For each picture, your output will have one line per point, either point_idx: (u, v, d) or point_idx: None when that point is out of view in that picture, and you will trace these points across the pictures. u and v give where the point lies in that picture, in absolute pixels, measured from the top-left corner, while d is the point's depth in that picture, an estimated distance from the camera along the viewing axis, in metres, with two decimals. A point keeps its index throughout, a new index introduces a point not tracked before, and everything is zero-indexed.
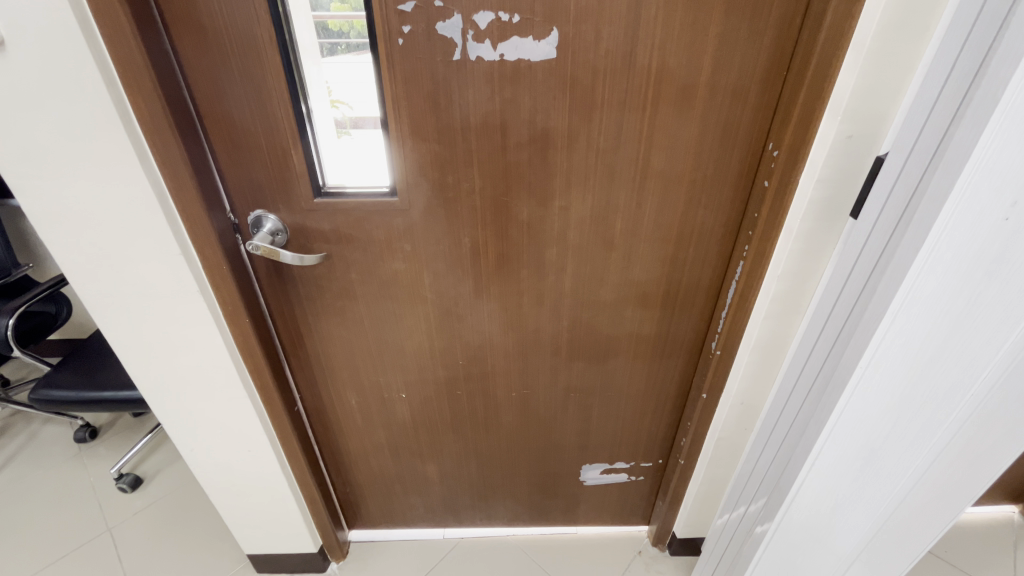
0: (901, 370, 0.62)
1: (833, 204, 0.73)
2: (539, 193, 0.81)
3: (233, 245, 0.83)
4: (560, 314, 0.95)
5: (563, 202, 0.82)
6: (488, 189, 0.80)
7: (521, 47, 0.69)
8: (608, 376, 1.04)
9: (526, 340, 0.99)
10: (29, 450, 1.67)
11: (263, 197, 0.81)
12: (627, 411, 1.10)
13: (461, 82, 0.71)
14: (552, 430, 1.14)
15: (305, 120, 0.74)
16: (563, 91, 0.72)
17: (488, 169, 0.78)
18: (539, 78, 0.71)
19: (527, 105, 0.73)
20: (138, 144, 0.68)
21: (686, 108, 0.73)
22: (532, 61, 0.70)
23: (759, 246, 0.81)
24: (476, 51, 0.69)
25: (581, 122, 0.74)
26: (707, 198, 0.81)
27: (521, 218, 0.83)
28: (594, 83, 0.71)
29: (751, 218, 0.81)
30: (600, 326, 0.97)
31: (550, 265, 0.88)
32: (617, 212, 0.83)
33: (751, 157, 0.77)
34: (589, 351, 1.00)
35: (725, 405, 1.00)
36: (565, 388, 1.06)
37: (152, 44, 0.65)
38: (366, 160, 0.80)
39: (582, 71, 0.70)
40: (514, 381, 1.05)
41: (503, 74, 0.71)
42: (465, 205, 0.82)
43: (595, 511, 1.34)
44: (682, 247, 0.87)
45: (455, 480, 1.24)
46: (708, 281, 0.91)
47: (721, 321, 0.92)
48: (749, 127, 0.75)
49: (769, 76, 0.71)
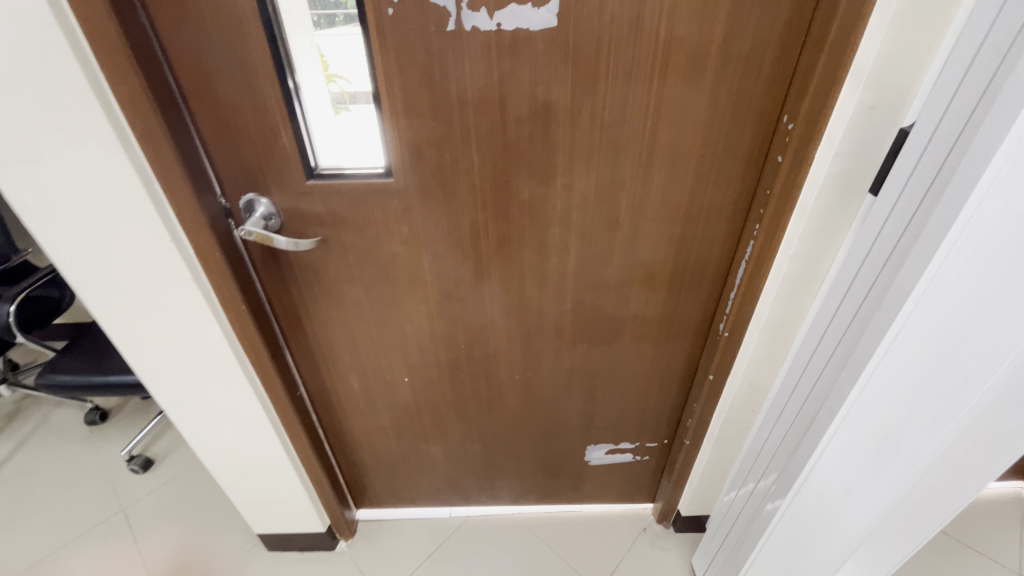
0: (921, 358, 0.60)
1: (850, 180, 0.69)
2: (540, 170, 0.77)
3: (226, 230, 0.80)
4: (564, 296, 0.92)
5: (566, 180, 0.78)
6: (488, 169, 0.77)
7: (519, 15, 0.64)
8: (613, 357, 1.02)
9: (529, 322, 0.97)
10: (42, 433, 1.69)
11: (254, 179, 0.78)
12: (631, 392, 1.09)
13: (457, 54, 0.67)
14: (557, 411, 1.13)
15: (294, 99, 0.71)
16: (565, 63, 0.67)
17: (487, 146, 0.75)
18: (540, 49, 0.66)
19: (527, 77, 0.69)
20: (119, 126, 0.65)
21: (695, 79, 0.69)
22: (531, 30, 0.65)
23: (771, 222, 0.78)
24: (472, 21, 0.64)
25: (584, 95, 0.70)
26: (716, 175, 0.78)
27: (522, 199, 0.80)
28: (598, 52, 0.67)
29: (763, 194, 0.78)
30: (605, 307, 0.94)
31: (553, 247, 0.86)
32: (622, 191, 0.79)
33: (764, 130, 0.73)
34: (593, 333, 0.98)
35: (732, 386, 0.98)
36: (570, 370, 1.05)
37: (128, 20, 0.61)
38: (359, 139, 0.76)
39: (584, 41, 0.66)
40: (518, 363, 1.04)
41: (500, 45, 0.66)
42: (463, 185, 0.79)
43: (600, 490, 1.34)
44: (690, 225, 0.83)
45: (459, 460, 1.24)
46: (717, 261, 0.88)
47: (728, 302, 0.90)
48: (762, 99, 0.70)
49: (786, 43, 0.66)
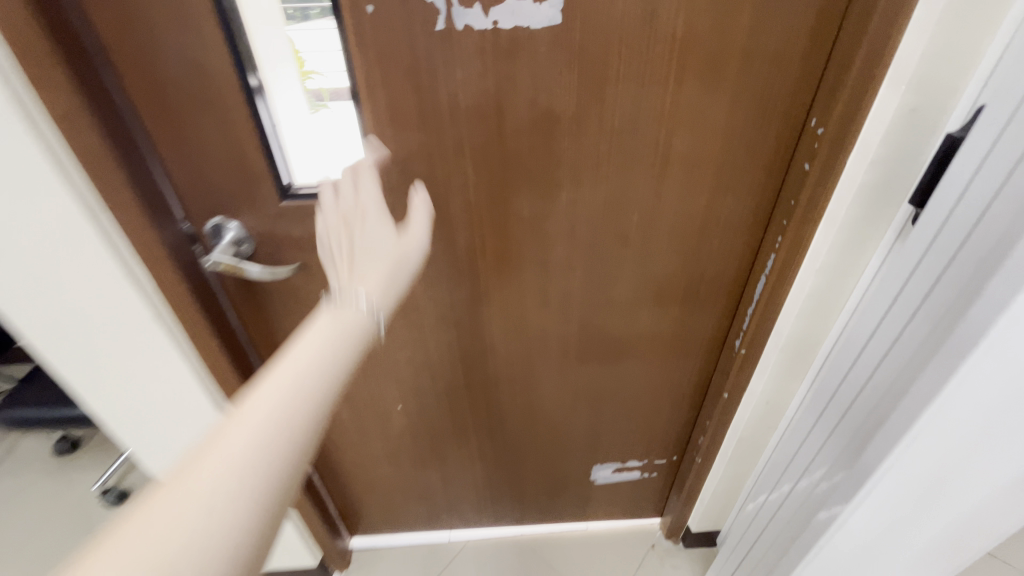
0: (976, 407, 0.52)
1: (884, 190, 0.63)
2: (543, 184, 0.69)
3: (191, 259, 0.71)
4: (569, 316, 0.85)
5: (571, 194, 0.70)
6: (484, 184, 0.69)
7: (518, 11, 0.56)
8: (622, 377, 0.96)
9: (531, 344, 0.89)
10: (5, 466, 1.57)
11: (221, 202, 0.69)
12: (640, 411, 1.03)
13: (447, 57, 0.59)
14: (561, 433, 1.06)
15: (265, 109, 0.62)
16: (569, 66, 0.60)
17: (483, 159, 0.67)
18: (542, 50, 0.58)
19: (527, 82, 0.61)
20: (55, 152, 0.55)
21: (714, 81, 0.62)
22: (532, 29, 0.57)
23: (794, 235, 0.71)
24: (464, 19, 0.56)
25: (591, 101, 0.62)
26: (735, 185, 0.71)
27: (523, 215, 0.72)
28: (607, 53, 0.59)
29: (786, 205, 0.71)
30: (613, 326, 0.87)
31: (557, 265, 0.78)
32: (632, 204, 0.72)
33: (788, 136, 0.66)
34: (600, 353, 0.91)
35: (748, 403, 0.93)
36: (575, 391, 0.98)
37: (59, 24, 0.51)
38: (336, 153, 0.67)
39: (592, 40, 0.58)
40: (519, 386, 0.97)
41: (497, 47, 0.58)
42: (457, 202, 0.71)
43: (606, 509, 1.28)
44: (705, 238, 0.76)
45: (458, 485, 1.17)
46: (733, 275, 0.81)
47: (745, 319, 0.84)
48: (787, 101, 0.64)
49: (816, 39, 0.59)
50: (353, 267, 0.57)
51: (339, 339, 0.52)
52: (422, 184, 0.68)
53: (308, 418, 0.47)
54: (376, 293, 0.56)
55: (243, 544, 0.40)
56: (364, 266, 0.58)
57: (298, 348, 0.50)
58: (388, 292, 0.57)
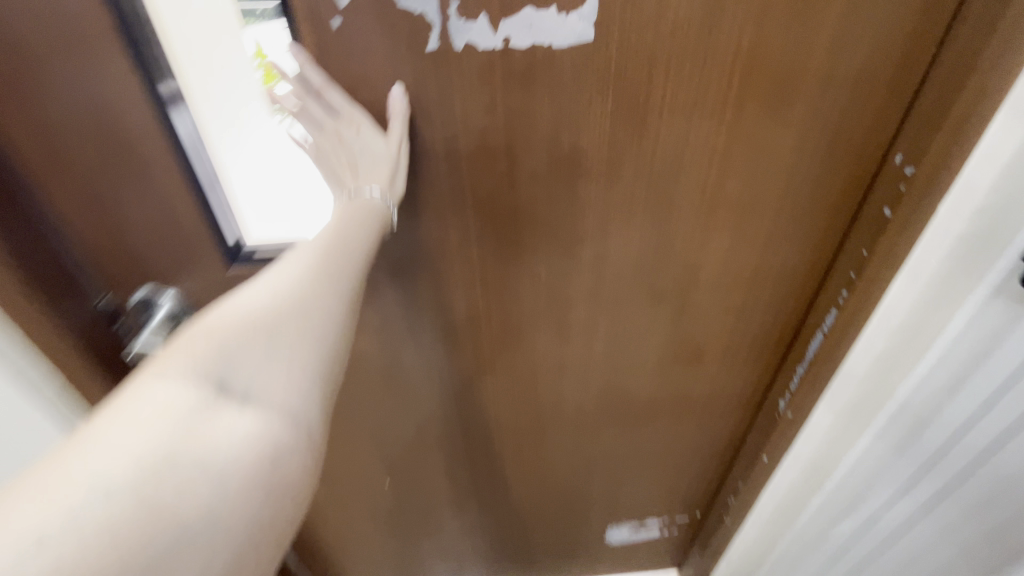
0: None
1: (985, 238, 0.50)
2: (562, 237, 0.56)
3: (115, 342, 0.56)
4: (589, 378, 0.72)
5: (597, 248, 0.57)
6: (490, 239, 0.55)
7: (537, 26, 0.42)
8: (645, 439, 0.83)
9: (543, 410, 0.76)
10: None
11: (151, 270, 0.53)
12: (663, 472, 0.90)
13: (442, 86, 0.44)
14: (574, 498, 0.93)
15: (208, 161, 0.48)
16: (601, 95, 0.46)
17: (488, 211, 0.53)
18: (566, 75, 0.45)
19: (546, 116, 0.47)
20: None
21: (781, 110, 0.49)
22: (554, 49, 0.43)
23: (864, 292, 0.58)
24: (464, 36, 0.42)
25: (627, 137, 0.49)
26: (793, 232, 0.58)
27: (537, 273, 0.59)
28: (650, 77, 0.46)
29: (854, 255, 0.59)
30: (638, 387, 0.75)
31: (576, 326, 0.65)
32: (669, 256, 0.59)
33: (861, 174, 0.54)
34: (622, 415, 0.79)
35: (789, 467, 0.80)
36: (591, 455, 0.85)
37: None
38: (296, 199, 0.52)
39: (632, 61, 0.44)
40: (527, 453, 0.83)
41: (508, 72, 0.44)
42: (455, 261, 0.57)
43: (620, 566, 1.15)
44: (753, 291, 0.64)
45: (456, 556, 1.03)
46: (780, 330, 0.69)
47: (795, 377, 0.71)
48: (865, 134, 0.51)
49: (909, 59, 0.47)
50: (359, 132, 0.43)
51: (356, 217, 0.42)
52: (401, 84, 0.44)
53: (346, 255, 0.41)
54: (386, 184, 0.44)
55: (301, 411, 0.36)
56: (370, 141, 0.43)
57: (327, 211, 0.43)
58: (400, 166, 0.45)
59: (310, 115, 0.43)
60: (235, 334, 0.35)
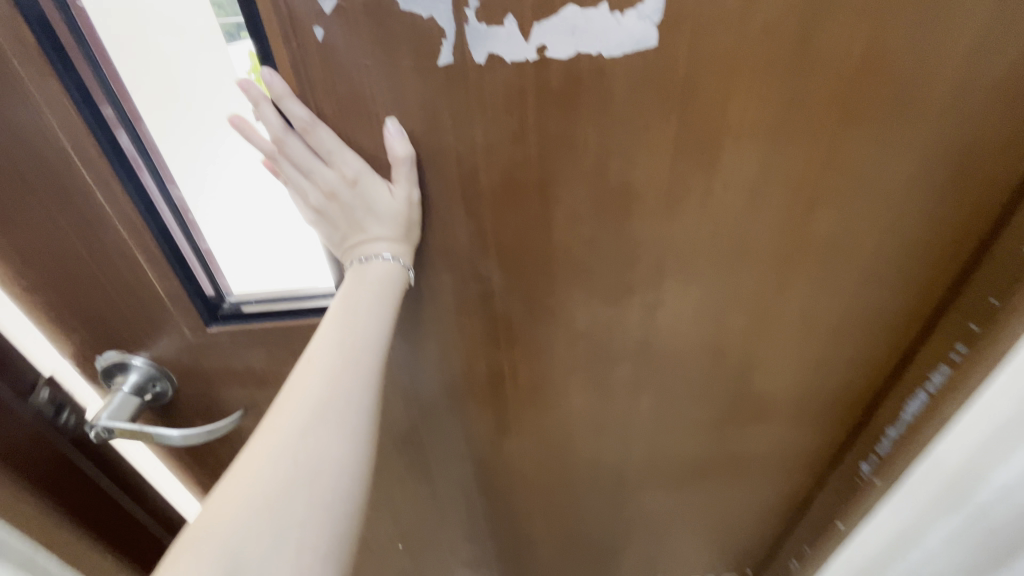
0: None
1: None
2: (607, 287, 0.46)
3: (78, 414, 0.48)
4: (631, 438, 0.62)
5: (647, 298, 0.47)
6: (518, 291, 0.45)
7: (583, 30, 0.32)
8: (694, 500, 0.72)
9: (577, 472, 0.66)
10: None
11: (114, 333, 0.45)
12: (712, 534, 0.79)
13: (459, 111, 0.35)
14: (609, 559, 0.83)
15: (172, 190, 0.39)
16: (663, 117, 0.36)
17: (517, 259, 0.43)
18: (619, 93, 0.35)
19: (592, 145, 0.37)
20: None
21: (895, 132, 0.38)
22: (605, 59, 0.33)
23: (988, 349, 0.47)
24: (487, 45, 0.32)
25: (693, 169, 0.39)
26: (894, 277, 0.47)
27: (574, 327, 0.49)
28: (727, 94, 0.35)
29: (981, 304, 0.48)
30: (689, 447, 0.64)
31: (619, 384, 0.55)
32: (736, 306, 0.48)
33: (991, 207, 0.43)
34: (667, 476, 0.68)
35: (870, 543, 0.64)
36: (631, 516, 0.75)
37: None
38: (291, 238, 0.45)
39: (705, 73, 0.34)
40: (558, 515, 0.73)
41: (544, 90, 0.34)
42: (476, 316, 0.47)
43: None
44: (836, 344, 0.53)
45: None
46: (866, 387, 0.57)
47: (885, 441, 0.60)
48: (1003, 158, 0.40)
49: None
50: (359, 187, 0.35)
51: (365, 299, 0.37)
52: (395, 120, 0.34)
53: (362, 361, 0.36)
54: (398, 241, 0.38)
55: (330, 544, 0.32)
56: (373, 197, 0.36)
57: (330, 312, 0.37)
58: (413, 221, 0.38)
59: (296, 163, 0.34)
60: (246, 505, 0.31)
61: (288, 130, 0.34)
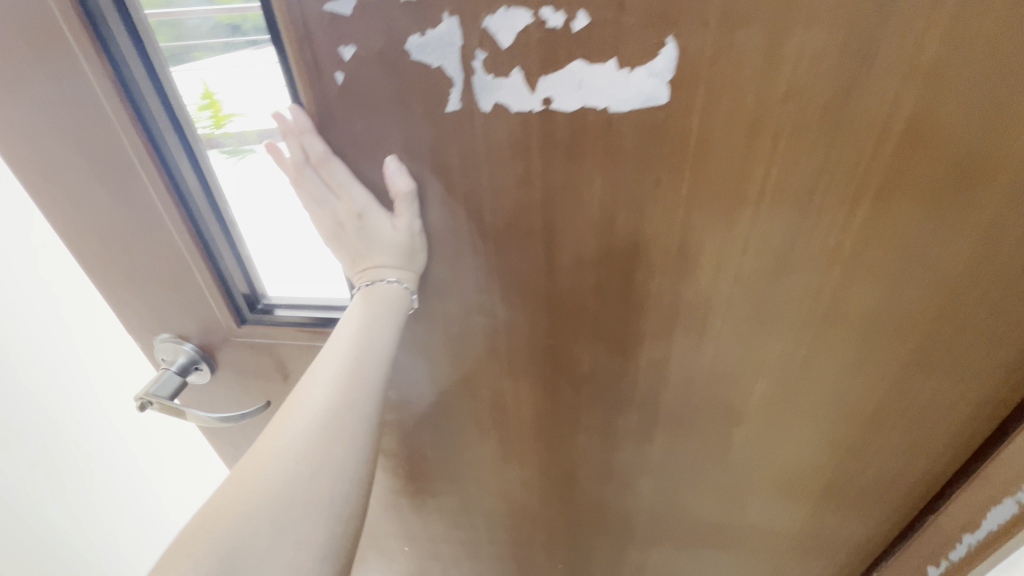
0: None
1: None
2: (613, 335, 0.45)
3: None
4: (638, 488, 0.59)
5: (657, 352, 0.45)
6: (522, 328, 0.45)
7: (590, 84, 0.32)
8: (707, 562, 0.68)
9: (580, 511, 0.64)
10: None
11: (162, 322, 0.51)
12: None
13: (465, 154, 0.35)
14: None
15: (223, 203, 0.43)
16: (676, 173, 0.34)
17: (521, 297, 0.43)
18: (628, 145, 0.34)
19: (598, 195, 0.36)
20: None
21: (957, 203, 0.33)
22: (612, 112, 0.33)
23: None
24: (494, 95, 0.33)
25: (708, 226, 0.37)
26: (953, 361, 0.41)
27: (578, 369, 0.48)
28: (748, 153, 0.33)
29: None
30: (702, 507, 0.60)
31: (626, 432, 0.53)
32: (755, 372, 0.45)
33: None
34: (678, 533, 0.65)
35: None
36: (638, 565, 0.71)
37: None
38: (319, 250, 0.49)
39: (722, 131, 0.32)
40: (561, 550, 0.72)
41: (550, 139, 0.34)
42: (480, 347, 0.48)
43: None
44: (878, 426, 0.47)
45: None
46: (916, 478, 0.51)
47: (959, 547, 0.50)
48: None
49: None
50: (363, 217, 0.38)
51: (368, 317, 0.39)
52: (394, 157, 0.36)
53: (366, 369, 0.38)
54: (402, 267, 0.40)
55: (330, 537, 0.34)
56: (376, 228, 0.38)
57: (341, 325, 0.40)
58: (416, 248, 0.40)
59: (310, 194, 0.38)
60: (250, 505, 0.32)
61: (304, 164, 0.37)
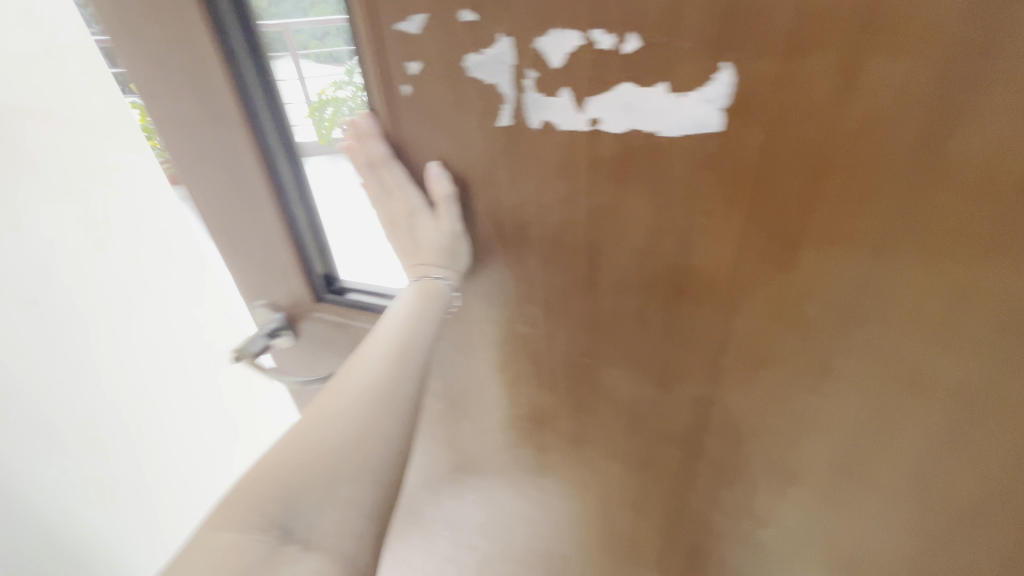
0: None
1: None
2: (654, 364, 0.43)
3: None
4: (677, 531, 0.56)
5: (701, 390, 0.42)
6: (561, 342, 0.45)
7: (637, 107, 0.31)
8: None
9: (615, 540, 0.62)
10: None
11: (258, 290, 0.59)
12: None
13: (513, 167, 0.37)
14: None
15: (308, 187, 0.49)
16: (728, 204, 0.32)
17: (561, 312, 0.43)
18: (676, 171, 0.32)
19: (643, 219, 0.35)
20: None
21: None
22: (660, 137, 0.31)
23: None
24: (543, 113, 0.33)
25: (763, 263, 0.33)
26: None
27: (616, 393, 0.47)
28: (812, 189, 0.30)
29: None
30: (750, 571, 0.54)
31: (665, 468, 0.50)
32: (814, 433, 0.40)
33: None
34: None
35: None
36: None
37: None
38: None
39: (783, 164, 0.29)
40: None
41: (596, 159, 0.34)
42: (521, 354, 0.48)
43: None
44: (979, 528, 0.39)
45: None
46: None
47: None
48: None
49: None
50: (412, 217, 0.40)
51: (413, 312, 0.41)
52: (438, 163, 0.39)
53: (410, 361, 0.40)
54: (445, 266, 0.41)
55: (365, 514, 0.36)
56: (422, 231, 0.40)
57: (388, 317, 0.42)
58: (458, 251, 0.41)
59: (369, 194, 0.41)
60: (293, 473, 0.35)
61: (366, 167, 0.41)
